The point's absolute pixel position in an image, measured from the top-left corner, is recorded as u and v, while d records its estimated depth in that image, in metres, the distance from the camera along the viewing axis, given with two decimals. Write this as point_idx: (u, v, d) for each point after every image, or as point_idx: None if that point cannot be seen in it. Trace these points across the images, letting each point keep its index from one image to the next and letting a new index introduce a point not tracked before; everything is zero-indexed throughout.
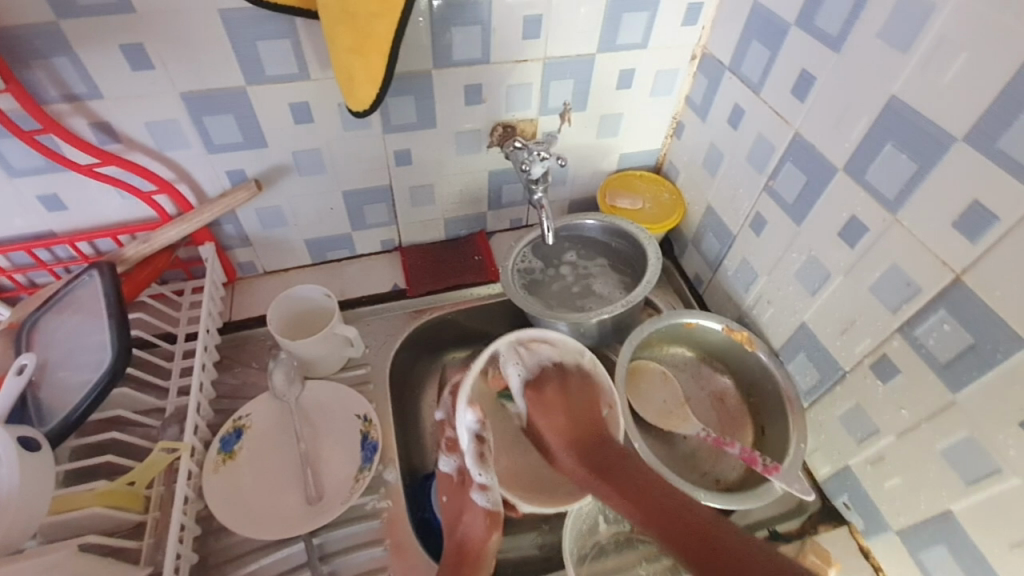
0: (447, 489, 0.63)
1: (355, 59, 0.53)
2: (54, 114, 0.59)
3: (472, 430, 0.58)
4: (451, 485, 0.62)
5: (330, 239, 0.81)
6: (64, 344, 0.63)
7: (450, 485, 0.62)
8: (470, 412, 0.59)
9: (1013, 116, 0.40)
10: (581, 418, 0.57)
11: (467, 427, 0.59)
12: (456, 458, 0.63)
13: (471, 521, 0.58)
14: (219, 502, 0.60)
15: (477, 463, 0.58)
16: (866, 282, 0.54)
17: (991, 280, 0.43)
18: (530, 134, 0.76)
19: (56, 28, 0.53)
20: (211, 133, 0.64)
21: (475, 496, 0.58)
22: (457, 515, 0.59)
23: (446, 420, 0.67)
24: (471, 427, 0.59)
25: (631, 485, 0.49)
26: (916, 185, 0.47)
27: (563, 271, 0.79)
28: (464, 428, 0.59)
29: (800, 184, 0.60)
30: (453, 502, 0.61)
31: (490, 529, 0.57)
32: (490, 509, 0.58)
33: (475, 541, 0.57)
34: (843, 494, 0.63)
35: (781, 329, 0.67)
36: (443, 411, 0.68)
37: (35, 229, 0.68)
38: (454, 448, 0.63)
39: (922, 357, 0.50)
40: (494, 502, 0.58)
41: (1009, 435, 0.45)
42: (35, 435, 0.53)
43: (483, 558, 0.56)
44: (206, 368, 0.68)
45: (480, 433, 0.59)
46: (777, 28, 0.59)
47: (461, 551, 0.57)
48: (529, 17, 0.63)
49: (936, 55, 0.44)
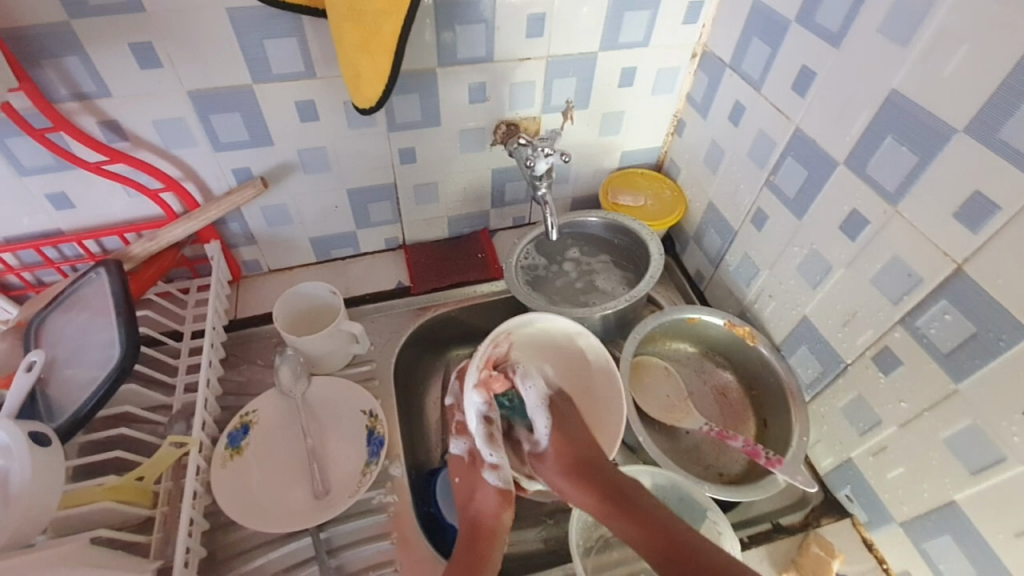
0: (458, 471, 0.63)
1: (361, 56, 0.53)
2: (64, 112, 0.59)
3: (479, 411, 0.60)
4: (462, 464, 0.63)
5: (335, 237, 0.81)
6: (72, 341, 0.64)
7: (461, 465, 0.63)
8: (477, 394, 0.60)
9: (1013, 107, 0.40)
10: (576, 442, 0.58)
11: (476, 408, 0.60)
12: (466, 440, 0.63)
13: (483, 498, 0.59)
14: (227, 495, 0.60)
15: (486, 443, 0.60)
16: (867, 274, 0.55)
17: (992, 269, 0.44)
18: (533, 132, 0.76)
19: (67, 27, 0.53)
20: (218, 131, 0.65)
21: (487, 475, 0.60)
22: (469, 494, 0.60)
23: (455, 403, 0.66)
24: (478, 408, 0.60)
25: (630, 514, 0.52)
26: (916, 177, 0.48)
27: (566, 268, 0.80)
28: (472, 409, 0.60)
29: (801, 178, 0.61)
30: (465, 483, 0.62)
31: (503, 506, 0.58)
32: (501, 487, 0.59)
33: (488, 519, 0.58)
34: (846, 486, 0.64)
35: (783, 324, 0.68)
36: (451, 393, 0.67)
37: (43, 228, 0.69)
38: (463, 430, 0.64)
39: (923, 347, 0.51)
40: (506, 480, 0.60)
41: (1011, 423, 0.45)
42: (46, 430, 0.53)
43: (497, 534, 0.57)
44: (213, 364, 0.69)
45: (488, 414, 0.60)
46: (776, 25, 0.59)
47: (475, 528, 0.57)
48: (532, 16, 0.64)
49: (936, 48, 0.45)
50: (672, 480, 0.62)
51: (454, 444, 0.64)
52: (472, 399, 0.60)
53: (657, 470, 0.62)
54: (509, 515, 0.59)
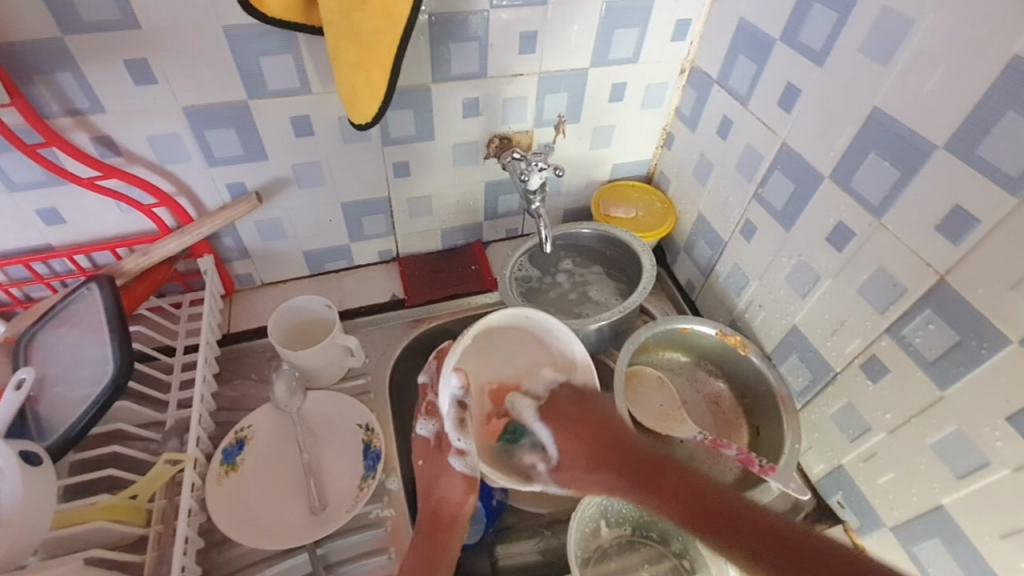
0: (423, 453, 0.62)
1: (358, 73, 0.54)
2: (56, 128, 0.59)
3: (455, 396, 0.55)
4: (428, 444, 0.62)
5: (329, 250, 0.81)
6: (62, 358, 0.63)
7: (428, 448, 0.62)
8: (454, 377, 0.55)
9: (991, 124, 0.42)
10: (600, 445, 0.54)
11: (450, 392, 0.55)
12: (434, 423, 0.62)
13: (448, 487, 0.58)
14: (222, 512, 0.60)
15: (456, 428, 0.56)
16: (854, 284, 0.56)
17: (974, 279, 0.46)
18: (526, 146, 0.77)
19: (62, 44, 0.53)
20: (212, 146, 0.65)
21: (454, 459, 0.58)
22: (433, 479, 0.59)
23: (429, 382, 0.63)
24: (454, 392, 0.55)
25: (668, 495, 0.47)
26: (900, 191, 0.50)
27: (559, 279, 0.81)
28: (448, 394, 0.55)
29: (788, 191, 0.62)
30: (431, 466, 0.61)
31: (468, 494, 0.58)
32: (467, 475, 0.58)
33: (449, 508, 0.58)
34: (838, 492, 0.65)
35: (773, 333, 0.69)
36: (424, 372, 0.63)
37: (33, 244, 0.68)
38: (433, 413, 0.62)
39: (909, 355, 0.52)
40: (471, 467, 0.57)
41: (995, 428, 0.47)
42: (37, 448, 0.53)
43: (456, 524, 0.57)
44: (207, 380, 0.68)
45: (461, 400, 0.56)
46: (762, 43, 0.61)
47: (436, 519, 0.57)
48: (525, 33, 0.65)
49: (916, 67, 0.46)
50: None
51: (421, 424, 0.63)
52: (448, 387, 0.55)
53: None
54: (473, 502, 0.59)
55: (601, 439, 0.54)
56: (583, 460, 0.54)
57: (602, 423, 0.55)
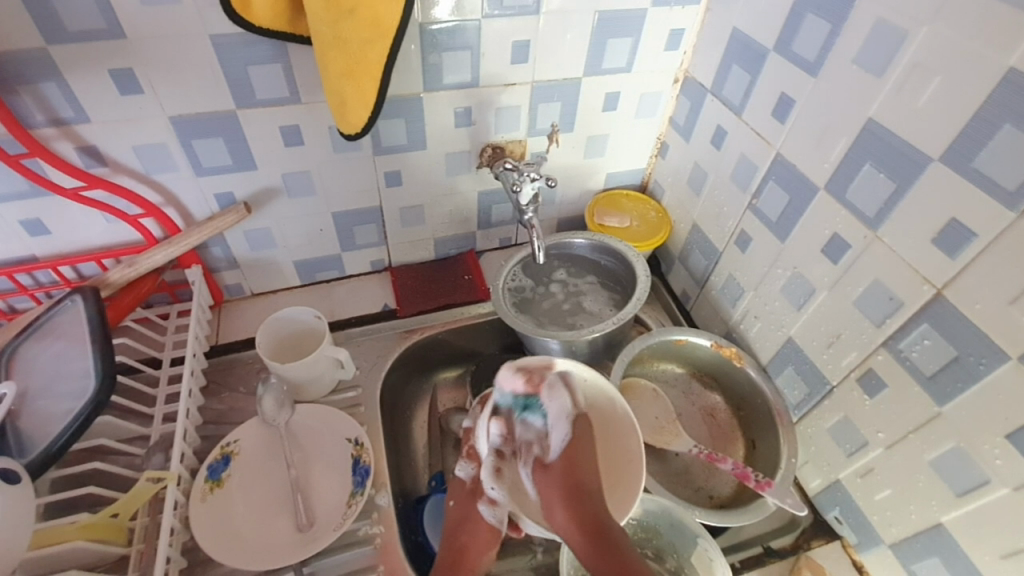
0: (455, 494, 0.63)
1: (348, 83, 0.53)
2: (40, 138, 0.58)
3: (493, 445, 0.60)
4: (466, 487, 0.62)
5: (320, 260, 0.80)
6: (44, 372, 0.61)
7: (461, 491, 0.62)
8: (493, 424, 0.61)
9: (987, 137, 0.42)
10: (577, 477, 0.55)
11: (490, 438, 0.61)
12: (474, 466, 0.63)
13: (475, 530, 0.59)
14: (207, 531, 0.58)
15: (491, 476, 0.60)
16: (850, 296, 0.56)
17: (972, 294, 0.45)
18: (518, 155, 0.77)
19: (45, 53, 0.53)
20: (200, 156, 0.64)
21: (484, 508, 0.60)
22: (460, 521, 0.60)
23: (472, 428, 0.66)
24: (493, 441, 0.61)
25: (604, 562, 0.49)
26: (896, 203, 0.49)
27: (553, 289, 0.79)
28: (487, 441, 0.61)
29: (783, 202, 0.61)
30: (459, 509, 0.61)
31: (490, 543, 0.60)
32: (494, 525, 0.60)
33: (472, 552, 0.58)
34: (835, 508, 0.64)
35: (768, 344, 0.68)
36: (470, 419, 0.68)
37: (17, 255, 0.67)
38: (473, 456, 0.63)
39: (906, 370, 0.52)
40: (499, 518, 0.60)
41: (994, 446, 0.46)
42: (16, 465, 0.51)
43: (475, 568, 0.58)
44: (193, 394, 0.67)
45: (500, 449, 0.61)
46: (756, 53, 0.61)
47: (459, 559, 0.58)
48: (517, 43, 0.65)
49: (911, 79, 0.46)
50: (664, 508, 0.61)
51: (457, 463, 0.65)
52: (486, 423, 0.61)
53: (647, 497, 0.62)
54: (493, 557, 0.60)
55: (580, 478, 0.54)
56: (553, 486, 0.55)
57: (590, 467, 0.55)
